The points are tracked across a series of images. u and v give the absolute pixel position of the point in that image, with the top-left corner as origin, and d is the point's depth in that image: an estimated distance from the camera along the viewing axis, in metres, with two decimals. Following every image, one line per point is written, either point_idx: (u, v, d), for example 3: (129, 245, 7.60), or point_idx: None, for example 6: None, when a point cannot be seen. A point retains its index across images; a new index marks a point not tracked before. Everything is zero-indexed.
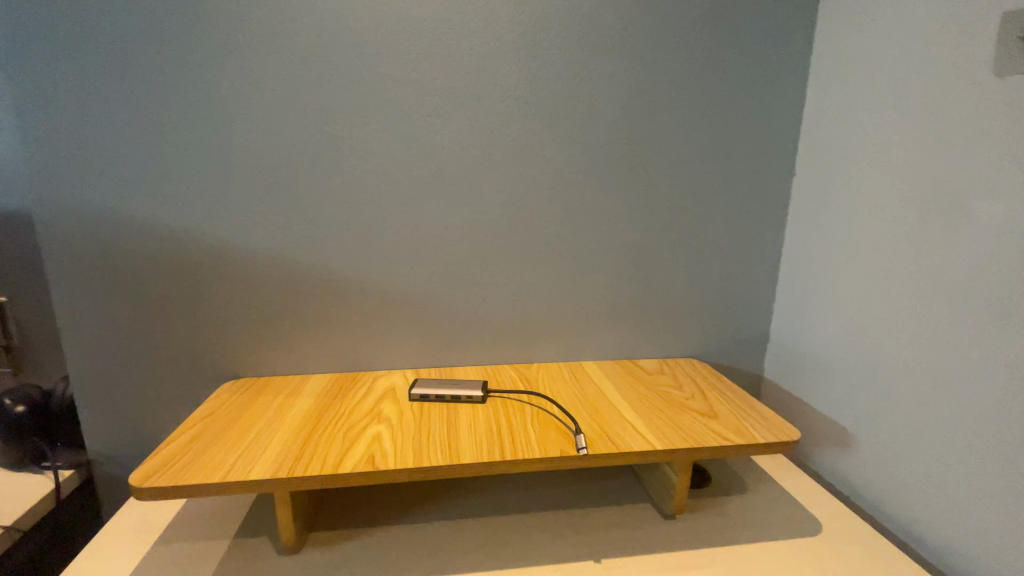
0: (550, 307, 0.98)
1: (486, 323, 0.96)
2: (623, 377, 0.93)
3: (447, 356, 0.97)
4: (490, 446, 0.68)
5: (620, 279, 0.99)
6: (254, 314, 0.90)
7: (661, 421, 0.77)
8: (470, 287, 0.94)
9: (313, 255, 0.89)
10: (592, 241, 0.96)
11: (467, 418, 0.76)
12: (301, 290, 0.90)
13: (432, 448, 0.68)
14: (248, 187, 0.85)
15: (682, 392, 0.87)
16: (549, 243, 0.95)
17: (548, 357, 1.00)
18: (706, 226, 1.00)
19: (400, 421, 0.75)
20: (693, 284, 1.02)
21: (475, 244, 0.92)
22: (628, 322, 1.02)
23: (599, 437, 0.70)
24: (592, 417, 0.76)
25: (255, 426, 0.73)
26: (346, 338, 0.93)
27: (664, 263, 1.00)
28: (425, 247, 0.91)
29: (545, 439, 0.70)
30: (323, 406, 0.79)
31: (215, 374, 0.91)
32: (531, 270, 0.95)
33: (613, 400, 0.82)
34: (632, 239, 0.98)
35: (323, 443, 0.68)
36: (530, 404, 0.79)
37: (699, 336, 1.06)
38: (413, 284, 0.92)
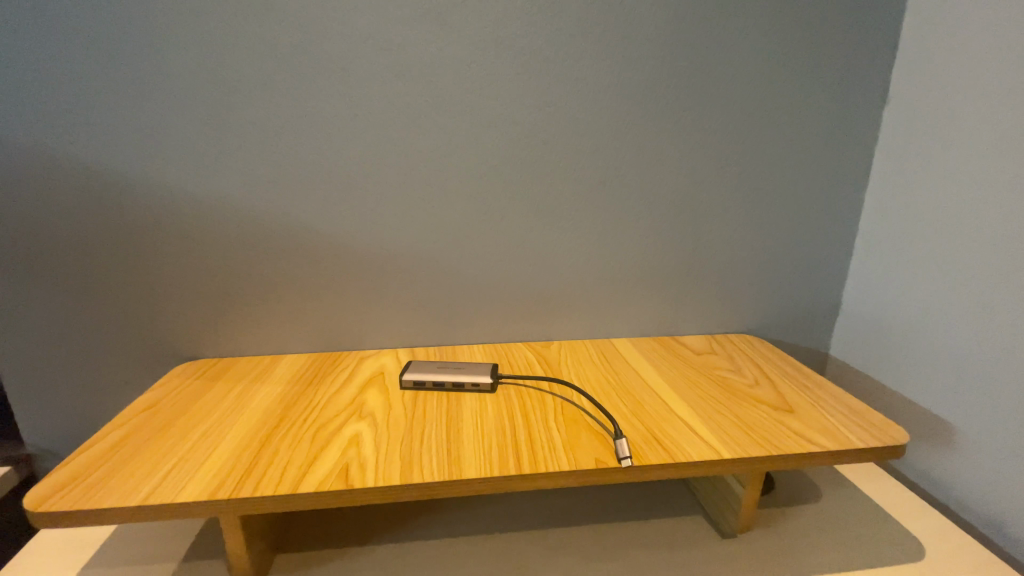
0: (578, 273, 0.80)
1: (499, 293, 0.79)
2: (666, 358, 0.75)
3: (451, 332, 0.80)
4: (503, 453, 0.52)
5: (664, 239, 0.80)
6: (214, 283, 0.73)
7: (724, 417, 0.60)
8: (479, 249, 0.76)
9: (285, 209, 0.71)
10: (631, 190, 0.77)
11: (473, 412, 0.59)
12: (271, 253, 0.73)
13: (427, 455, 0.51)
14: (194, 120, 0.66)
15: (743, 378, 0.69)
16: (578, 194, 0.76)
17: (574, 334, 0.83)
18: (773, 171, 0.80)
19: (386, 416, 0.58)
20: (753, 245, 0.83)
21: (486, 194, 0.74)
22: (671, 291, 0.83)
23: (646, 441, 0.54)
24: (634, 413, 0.59)
25: (204, 424, 0.57)
26: (330, 311, 0.76)
27: (719, 218, 0.81)
28: (424, 198, 0.73)
29: (575, 443, 0.53)
30: (292, 397, 0.63)
31: (170, 355, 0.75)
32: (554, 227, 0.77)
33: (657, 388, 0.65)
34: (682, 189, 0.78)
35: (285, 448, 0.53)
36: (553, 395, 0.62)
37: (757, 308, 0.87)
38: (409, 246, 0.75)
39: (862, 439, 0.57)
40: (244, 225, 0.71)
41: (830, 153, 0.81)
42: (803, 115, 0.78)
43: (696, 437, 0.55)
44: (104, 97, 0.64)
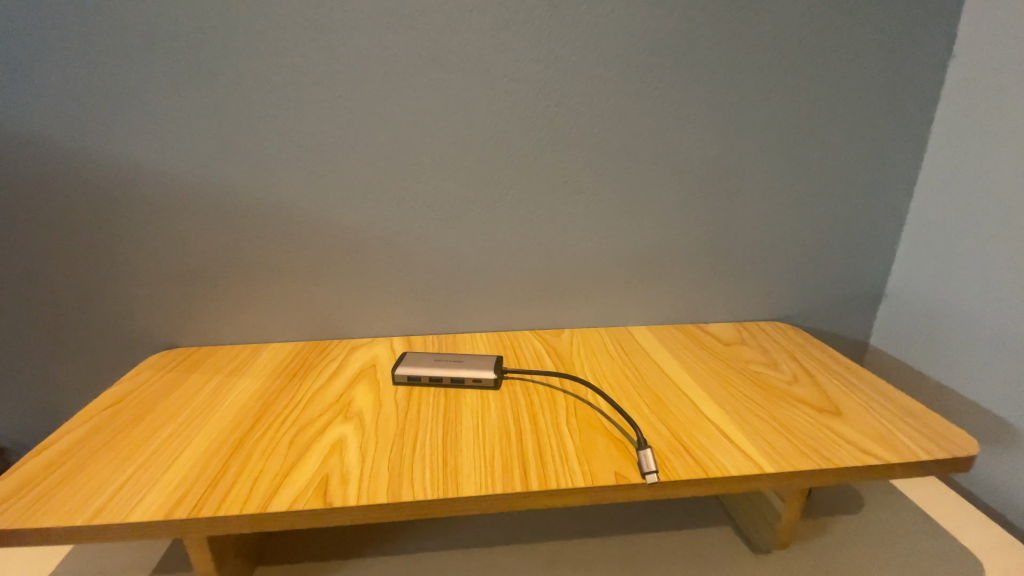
0: (592, 255, 0.71)
1: (503, 276, 0.71)
2: (690, 349, 0.67)
3: (450, 320, 0.72)
4: (506, 463, 0.45)
5: (690, 215, 0.71)
6: (187, 265, 0.66)
7: (760, 420, 0.52)
8: (481, 227, 0.68)
9: (260, 182, 0.63)
10: (654, 161, 0.68)
11: (473, 413, 0.52)
12: (248, 232, 0.65)
13: (419, 465, 0.44)
14: (152, 77, 0.57)
15: (780, 373, 0.61)
16: (594, 164, 0.67)
17: (587, 321, 0.75)
18: (819, 138, 0.70)
19: (375, 417, 0.51)
20: (790, 223, 0.74)
21: (489, 164, 0.65)
22: (696, 275, 0.75)
23: (673, 450, 0.46)
24: (657, 415, 0.51)
25: (170, 425, 0.51)
26: (317, 296, 0.69)
27: (753, 191, 0.71)
28: (418, 170, 0.64)
29: (590, 451, 0.46)
30: (271, 393, 0.56)
31: (144, 345, 0.69)
32: (566, 203, 0.68)
33: (682, 385, 0.58)
34: (713, 159, 0.69)
35: (257, 454, 0.46)
36: (564, 393, 0.55)
37: (791, 293, 0.78)
38: (403, 224, 0.66)
39: (923, 450, 0.49)
40: (216, 200, 0.63)
41: (885, 115, 0.70)
42: (856, 72, 0.67)
43: (731, 445, 0.48)
44: (45, 50, 0.55)
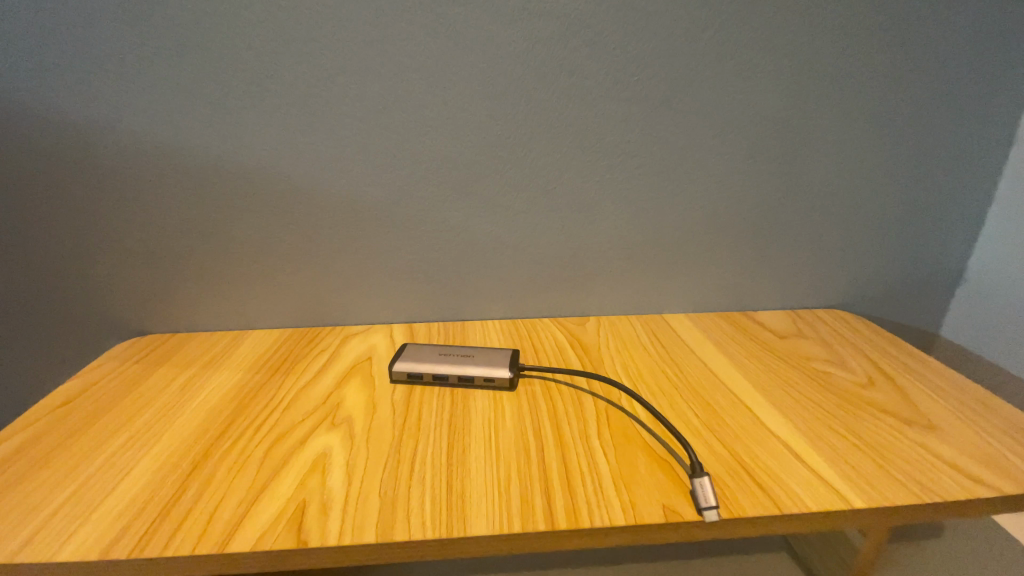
0: (626, 232, 0.61)
1: (521, 256, 0.61)
2: (739, 341, 0.57)
3: (459, 304, 0.63)
4: (525, 489, 0.36)
5: (744, 185, 0.60)
6: (155, 241, 0.57)
7: (835, 434, 0.43)
8: (495, 197, 0.57)
9: (233, 143, 0.52)
10: (704, 117, 0.56)
11: (484, 421, 0.43)
12: (223, 203, 0.55)
13: (418, 491, 0.36)
14: (92, 9, 0.46)
15: (850, 375, 0.51)
16: (632, 121, 0.55)
17: (615, 308, 0.65)
18: (905, 88, 0.57)
19: (367, 424, 0.43)
20: (861, 195, 0.62)
21: (505, 121, 0.54)
22: (746, 255, 0.64)
23: (733, 476, 0.37)
24: (709, 427, 0.42)
25: (126, 431, 0.43)
26: (306, 277, 0.60)
27: (822, 155, 0.59)
28: (420, 128, 0.53)
29: (629, 475, 0.37)
30: (249, 391, 0.48)
31: (112, 332, 0.61)
32: (598, 169, 0.57)
33: (735, 388, 0.48)
34: (776, 114, 0.57)
35: (224, 472, 0.38)
36: (593, 397, 0.46)
37: (855, 277, 0.67)
38: (403, 193, 0.56)
39: None
40: (182, 164, 0.53)
41: (990, 61, 0.57)
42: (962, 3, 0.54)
43: (805, 470, 0.39)
44: None
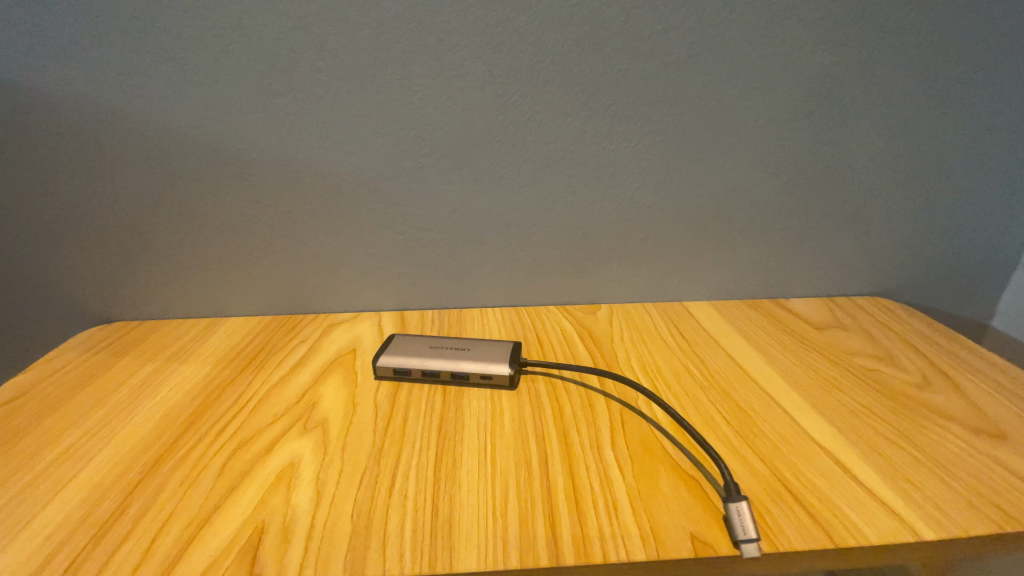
0: (644, 210, 0.53)
1: (524, 238, 0.54)
2: (771, 333, 0.51)
3: (456, 290, 0.57)
4: (525, 514, 0.30)
5: (783, 156, 0.52)
6: (112, 220, 0.50)
7: (890, 444, 0.36)
8: (495, 170, 0.50)
9: (190, 107, 0.45)
10: (742, 75, 0.47)
11: (479, 427, 0.37)
12: (184, 176, 0.48)
13: (397, 513, 0.30)
14: None
15: (900, 373, 0.45)
16: (656, 79, 0.47)
17: (630, 295, 0.58)
18: (981, 40, 0.48)
19: (344, 429, 0.37)
20: (919, 168, 0.54)
21: (507, 80, 0.46)
22: (780, 237, 0.56)
23: (774, 499, 0.31)
24: (743, 437, 0.36)
25: (69, 436, 0.37)
26: (284, 261, 0.53)
27: (877, 121, 0.51)
28: (407, 88, 0.46)
29: (650, 497, 0.31)
30: (214, 388, 0.42)
31: (74, 320, 0.55)
32: (614, 136, 0.49)
33: (770, 388, 0.42)
34: (827, 71, 0.48)
35: (174, 487, 0.33)
36: (606, 399, 0.40)
37: (902, 262, 0.59)
38: (390, 166, 0.49)
39: None
40: (134, 131, 0.46)
41: None
42: None
43: (860, 491, 0.32)
44: None
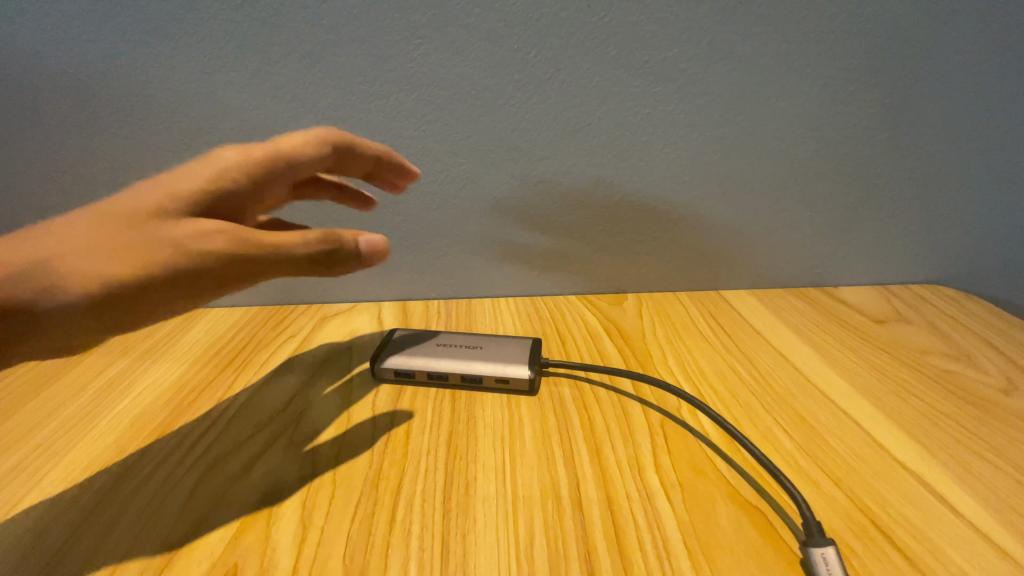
0: (679, 187, 0.47)
1: (541, 219, 0.47)
2: (824, 328, 0.45)
3: (464, 278, 0.51)
4: (555, 558, 0.24)
5: (845, 122, 0.44)
6: (76, 199, 0.44)
7: (987, 466, 0.30)
8: (508, 139, 0.43)
9: (155, 67, 0.39)
10: (804, 22, 0.40)
11: (496, 442, 0.31)
12: (154, 149, 0.42)
13: (399, 555, 0.25)
14: None
15: (983, 376, 0.39)
16: (700, 29, 0.40)
17: (659, 283, 0.52)
18: None
19: (338, 443, 0.32)
20: (1010, 139, 0.45)
21: (524, 29, 0.39)
22: (835, 218, 0.49)
23: (859, 538, 0.26)
24: (811, 457, 0.31)
25: (19, 448, 0.32)
26: None
27: (960, 81, 0.43)
28: (405, 42, 0.39)
29: (707, 536, 0.25)
30: (190, 391, 0.37)
31: None
32: (648, 98, 0.42)
33: (834, 395, 0.36)
34: (904, 20, 0.40)
35: (132, 517, 0.27)
36: (644, 408, 0.34)
37: (980, 246, 0.51)
38: (388, 133, 0.42)
39: None
40: (93, 96, 0.40)
41: None
42: None
43: (961, 526, 0.27)
44: None
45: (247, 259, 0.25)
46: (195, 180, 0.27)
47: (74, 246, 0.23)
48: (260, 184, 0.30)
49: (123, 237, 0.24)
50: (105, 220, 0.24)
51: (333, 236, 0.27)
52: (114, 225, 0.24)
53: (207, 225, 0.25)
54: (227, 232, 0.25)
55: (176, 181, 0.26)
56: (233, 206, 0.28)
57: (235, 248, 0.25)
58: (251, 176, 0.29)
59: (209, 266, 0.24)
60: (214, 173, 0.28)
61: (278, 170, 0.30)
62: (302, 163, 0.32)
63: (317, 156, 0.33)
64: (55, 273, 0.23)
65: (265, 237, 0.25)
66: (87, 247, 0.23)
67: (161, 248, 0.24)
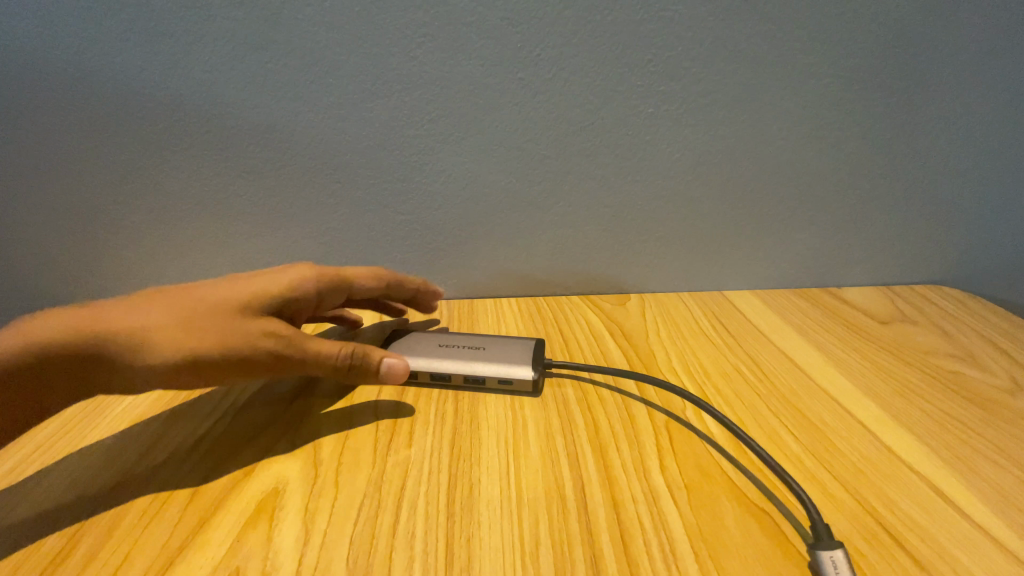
0: (682, 187, 0.46)
1: (544, 219, 0.47)
2: (828, 328, 0.44)
3: (467, 279, 0.51)
4: (561, 562, 0.24)
5: (848, 122, 0.44)
6: (78, 199, 0.44)
7: (994, 467, 0.30)
8: (512, 139, 0.43)
9: (157, 66, 0.38)
10: (809, 21, 0.40)
11: (500, 443, 0.31)
12: (156, 149, 0.42)
13: (404, 558, 0.24)
14: None
15: (988, 377, 0.38)
16: (705, 27, 0.39)
17: (662, 284, 0.52)
18: None
19: (341, 444, 0.32)
20: (1014, 139, 0.45)
21: (528, 28, 0.38)
22: (838, 219, 0.49)
23: (867, 541, 0.26)
24: (818, 459, 0.30)
25: (19, 451, 0.32)
26: (274, 246, 0.47)
27: (965, 81, 0.43)
28: (408, 40, 0.38)
29: (715, 540, 0.25)
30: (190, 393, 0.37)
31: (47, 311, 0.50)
32: (651, 98, 0.42)
33: (839, 396, 0.36)
34: (910, 19, 0.40)
35: (133, 519, 0.27)
36: (648, 409, 0.34)
37: (984, 247, 0.51)
38: (390, 133, 0.42)
39: None
40: (95, 95, 0.40)
41: None
42: None
43: (970, 529, 0.26)
44: None
45: (295, 359, 0.31)
46: (272, 286, 0.34)
47: (164, 322, 0.29)
48: (323, 289, 0.36)
49: (206, 323, 0.30)
50: (194, 305, 0.30)
51: (364, 352, 0.32)
52: (203, 313, 0.30)
53: (275, 326, 0.31)
54: (284, 336, 0.31)
55: (260, 287, 0.33)
56: (297, 307, 0.35)
57: (286, 349, 0.31)
58: (317, 288, 0.36)
59: (266, 358, 0.30)
60: (285, 282, 0.34)
61: (336, 285, 0.37)
62: (356, 289, 0.39)
63: (367, 283, 0.40)
64: (144, 340, 0.28)
65: (312, 345, 0.31)
66: (174, 325, 0.29)
67: (235, 340, 0.30)
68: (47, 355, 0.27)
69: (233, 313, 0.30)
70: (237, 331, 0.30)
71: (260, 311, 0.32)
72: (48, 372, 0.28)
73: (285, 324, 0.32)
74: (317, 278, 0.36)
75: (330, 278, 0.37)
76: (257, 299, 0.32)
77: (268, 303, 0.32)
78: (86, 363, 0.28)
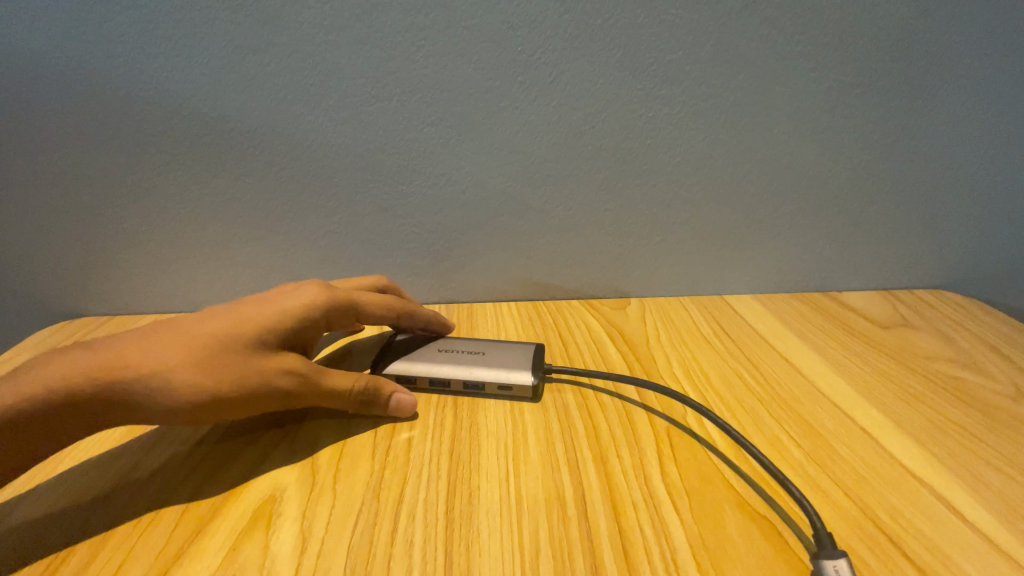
0: (683, 192, 0.46)
1: (545, 223, 0.47)
2: (830, 333, 0.44)
3: (467, 283, 0.50)
4: (562, 571, 0.24)
5: (850, 126, 0.44)
6: (76, 201, 0.44)
7: (996, 472, 0.30)
8: (512, 142, 0.43)
9: (156, 68, 0.38)
10: (809, 24, 0.40)
11: (499, 450, 0.31)
12: (154, 151, 0.42)
13: (403, 566, 0.24)
14: None
15: (989, 381, 0.38)
16: (706, 31, 0.39)
17: (663, 288, 0.52)
18: None
19: (339, 450, 0.31)
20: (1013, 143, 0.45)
21: (528, 31, 0.38)
22: (839, 223, 0.49)
23: (871, 549, 0.25)
24: (820, 465, 0.30)
25: None
26: (273, 249, 0.47)
27: (966, 85, 0.43)
28: (408, 43, 0.38)
29: (717, 548, 0.25)
30: None
31: (43, 315, 0.50)
32: (651, 101, 0.42)
33: (842, 402, 0.35)
34: (909, 23, 0.40)
35: (130, 527, 0.27)
36: (649, 415, 0.33)
37: (985, 251, 0.51)
38: (390, 136, 0.42)
39: None
40: (93, 96, 0.39)
41: None
42: None
43: (975, 538, 0.26)
44: None
45: (310, 394, 0.31)
46: (281, 313, 0.32)
47: (179, 362, 0.28)
48: (333, 316, 0.34)
49: (222, 363, 0.29)
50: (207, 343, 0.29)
51: (375, 388, 0.33)
52: (218, 349, 0.29)
53: (290, 362, 0.31)
54: (298, 375, 0.31)
55: (269, 316, 0.31)
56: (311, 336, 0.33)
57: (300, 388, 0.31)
58: (326, 318, 0.34)
59: (282, 394, 0.30)
60: (296, 309, 0.33)
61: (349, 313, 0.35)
62: (364, 316, 0.37)
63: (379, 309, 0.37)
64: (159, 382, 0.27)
65: (325, 384, 0.31)
66: (189, 364, 0.28)
67: (252, 379, 0.29)
68: (54, 405, 0.26)
69: (248, 348, 0.30)
70: (254, 367, 0.29)
71: (273, 344, 0.31)
72: (57, 420, 0.26)
73: (299, 359, 0.31)
74: (328, 304, 0.34)
75: (340, 303, 0.35)
76: (270, 331, 0.31)
77: (278, 333, 0.31)
78: (99, 411, 0.27)
